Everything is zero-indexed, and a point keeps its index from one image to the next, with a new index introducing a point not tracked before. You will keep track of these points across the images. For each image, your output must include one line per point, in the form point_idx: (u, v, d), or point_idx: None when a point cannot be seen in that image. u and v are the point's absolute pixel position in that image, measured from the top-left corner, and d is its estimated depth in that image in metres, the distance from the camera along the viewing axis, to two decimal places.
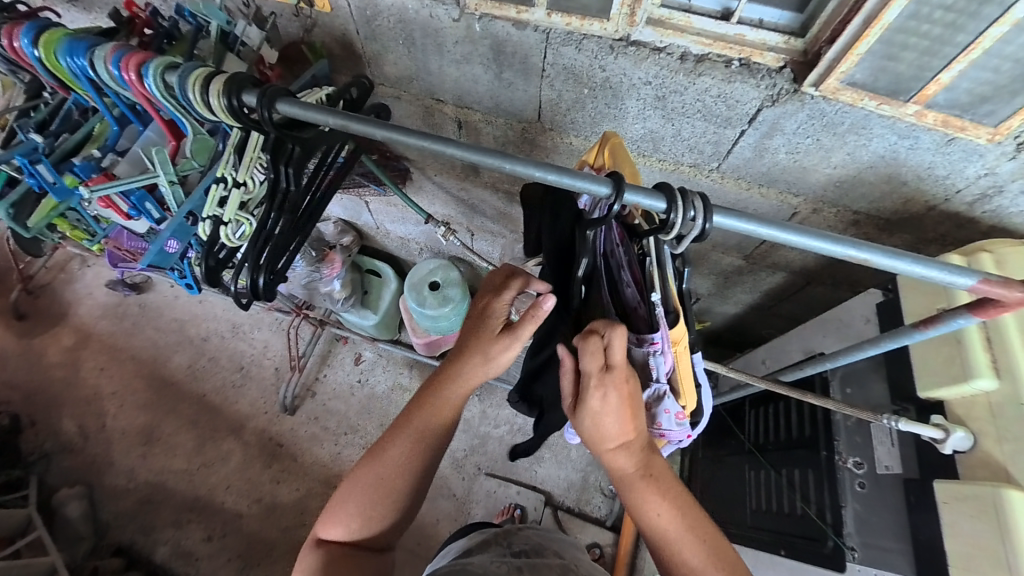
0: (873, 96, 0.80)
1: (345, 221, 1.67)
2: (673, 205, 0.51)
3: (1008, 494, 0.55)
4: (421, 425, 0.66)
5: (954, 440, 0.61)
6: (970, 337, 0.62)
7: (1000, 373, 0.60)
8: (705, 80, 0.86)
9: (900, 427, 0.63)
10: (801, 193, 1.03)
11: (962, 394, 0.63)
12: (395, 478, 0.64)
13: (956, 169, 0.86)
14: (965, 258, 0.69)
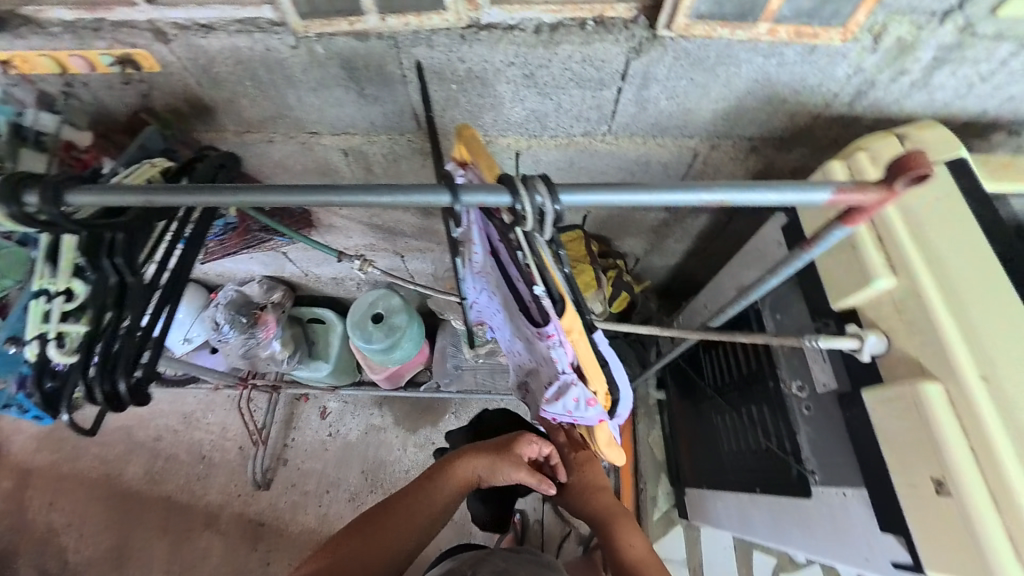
0: (723, 24, 0.79)
1: (269, 277, 1.57)
2: (516, 195, 0.47)
3: (925, 387, 0.52)
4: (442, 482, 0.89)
5: (869, 346, 0.59)
6: (861, 239, 0.62)
7: (891, 266, 0.59)
8: (565, 47, 0.84)
9: (818, 344, 0.61)
10: (694, 134, 1.03)
11: (867, 297, 0.61)
12: (407, 521, 0.82)
13: (826, 74, 0.87)
14: (844, 162, 0.69)
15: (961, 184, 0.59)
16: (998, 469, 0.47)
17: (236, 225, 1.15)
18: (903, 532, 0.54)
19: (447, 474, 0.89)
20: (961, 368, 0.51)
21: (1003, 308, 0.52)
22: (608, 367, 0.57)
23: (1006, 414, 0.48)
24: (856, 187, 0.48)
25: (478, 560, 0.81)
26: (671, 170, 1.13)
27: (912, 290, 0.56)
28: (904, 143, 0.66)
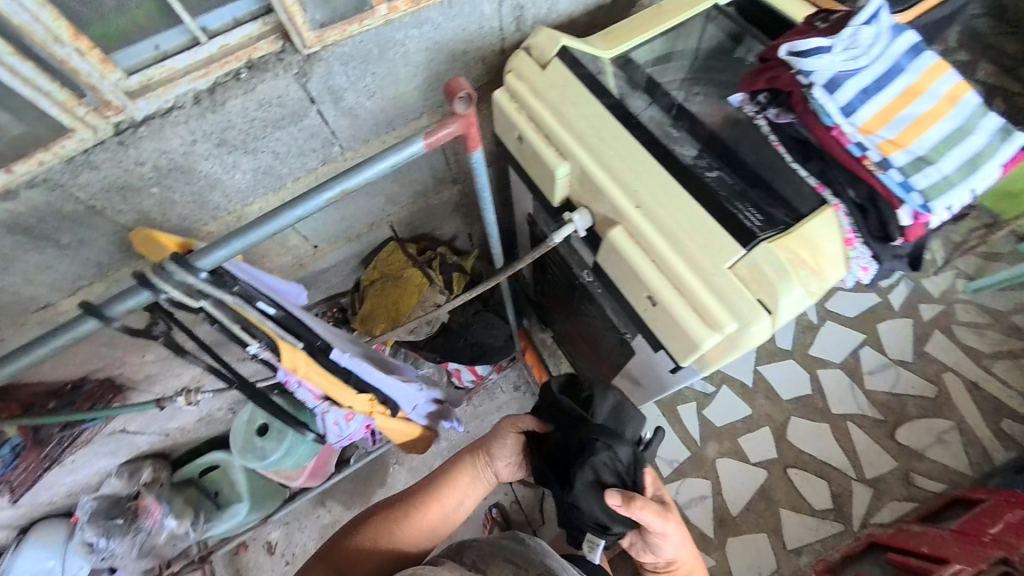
0: (350, 21, 0.82)
1: (126, 461, 1.35)
2: (155, 287, 0.49)
3: (609, 234, 0.64)
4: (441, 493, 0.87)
5: (580, 224, 0.71)
6: (536, 145, 0.72)
7: (562, 155, 0.71)
8: (234, 103, 0.82)
9: (555, 241, 0.73)
10: (419, 113, 1.08)
11: (565, 185, 0.72)
12: (415, 523, 0.82)
13: (477, 17, 0.96)
14: (506, 89, 0.78)
15: (571, 70, 0.72)
16: (663, 264, 0.60)
17: (23, 442, 1.02)
18: (659, 344, 0.67)
19: (450, 481, 0.88)
20: (619, 208, 0.64)
21: (629, 149, 0.65)
22: (355, 378, 0.70)
23: (652, 224, 0.61)
24: (430, 134, 0.61)
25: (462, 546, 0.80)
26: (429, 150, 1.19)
27: (577, 166, 0.69)
28: (531, 53, 0.76)
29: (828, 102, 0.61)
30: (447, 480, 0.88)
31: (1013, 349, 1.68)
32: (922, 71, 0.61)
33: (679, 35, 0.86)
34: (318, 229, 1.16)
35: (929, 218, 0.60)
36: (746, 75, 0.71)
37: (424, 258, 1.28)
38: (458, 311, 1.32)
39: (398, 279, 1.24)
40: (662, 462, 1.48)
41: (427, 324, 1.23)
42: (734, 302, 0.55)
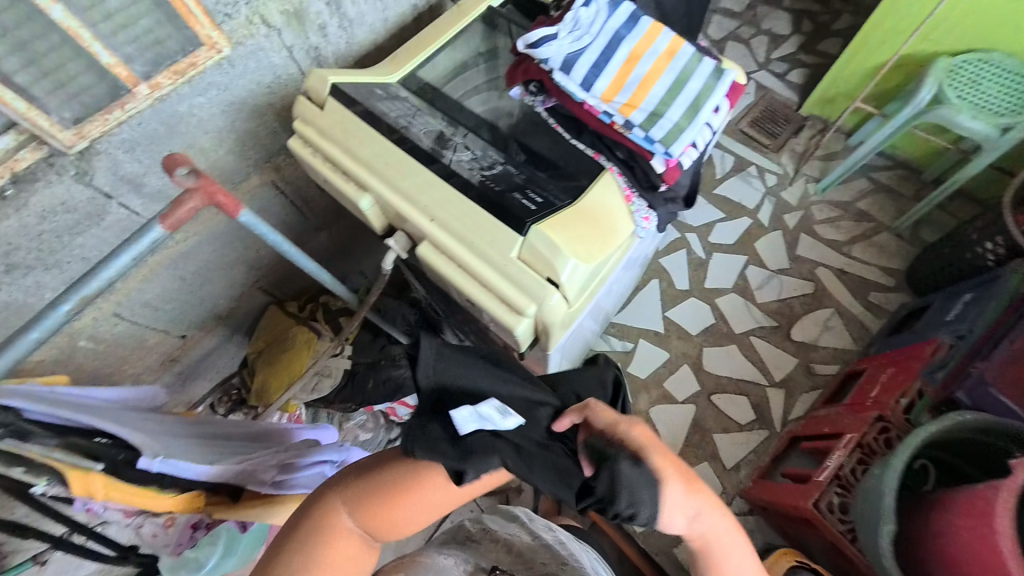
0: (110, 109, 0.78)
1: None
2: None
3: (418, 251, 0.66)
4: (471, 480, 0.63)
5: (400, 245, 0.72)
6: (337, 183, 0.73)
7: (361, 187, 0.72)
8: (8, 224, 0.75)
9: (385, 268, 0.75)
10: (242, 175, 1.06)
11: (376, 214, 0.74)
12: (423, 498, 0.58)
13: (265, 69, 0.95)
14: (299, 134, 0.78)
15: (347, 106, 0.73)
16: (468, 268, 0.62)
17: None
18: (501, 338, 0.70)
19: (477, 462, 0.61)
20: (419, 225, 0.66)
21: (415, 168, 0.67)
22: (170, 477, 0.65)
23: (450, 234, 0.63)
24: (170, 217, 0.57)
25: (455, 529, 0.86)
26: (273, 207, 1.16)
27: (376, 195, 0.70)
28: (310, 96, 0.77)
29: (568, 81, 0.69)
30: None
31: (863, 231, 1.91)
32: (639, 35, 0.69)
33: (458, 45, 0.91)
34: (178, 319, 1.10)
35: (680, 160, 0.68)
36: (508, 71, 0.77)
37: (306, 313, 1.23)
38: (363, 353, 1.32)
39: (284, 344, 1.20)
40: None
41: (326, 377, 1.26)
42: (530, 287, 0.59)
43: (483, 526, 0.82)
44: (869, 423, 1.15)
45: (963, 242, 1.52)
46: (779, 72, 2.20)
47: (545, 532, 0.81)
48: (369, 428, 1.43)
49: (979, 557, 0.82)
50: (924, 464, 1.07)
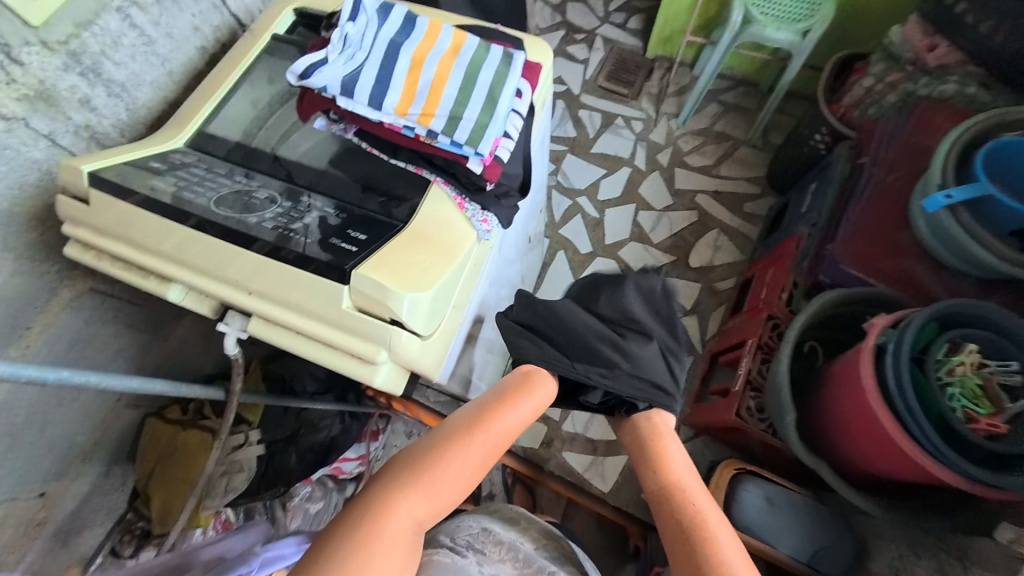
0: None
1: None
2: None
3: (251, 328, 0.65)
4: (481, 454, 0.72)
5: (237, 326, 0.68)
6: (145, 283, 0.68)
7: (167, 279, 0.68)
8: None
9: (233, 351, 0.73)
10: (45, 293, 0.92)
11: (197, 301, 0.69)
12: (446, 479, 0.68)
13: (25, 169, 0.81)
14: (80, 242, 0.70)
15: (120, 197, 0.65)
16: (306, 333, 0.62)
17: None
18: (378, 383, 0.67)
19: (482, 436, 0.74)
20: (240, 303, 0.64)
21: (216, 245, 0.63)
22: None
23: (273, 305, 0.62)
24: None
25: (449, 530, 0.85)
26: (102, 314, 1.04)
27: (183, 285, 0.67)
28: (72, 193, 0.68)
29: (354, 105, 0.64)
30: (471, 436, 0.73)
31: (726, 150, 2.03)
32: (416, 39, 0.66)
33: (250, 87, 0.82)
34: (26, 476, 0.96)
35: (496, 156, 0.66)
36: (298, 105, 0.71)
37: (190, 413, 1.21)
38: (273, 431, 1.29)
39: (174, 455, 1.18)
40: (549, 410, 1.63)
41: (236, 471, 1.23)
42: (377, 336, 0.60)
43: (486, 529, 0.84)
44: (764, 324, 1.27)
45: (799, 139, 1.62)
46: (619, 22, 2.27)
47: (538, 533, 0.90)
48: (318, 498, 1.36)
49: (862, 417, 0.92)
50: (813, 346, 1.21)
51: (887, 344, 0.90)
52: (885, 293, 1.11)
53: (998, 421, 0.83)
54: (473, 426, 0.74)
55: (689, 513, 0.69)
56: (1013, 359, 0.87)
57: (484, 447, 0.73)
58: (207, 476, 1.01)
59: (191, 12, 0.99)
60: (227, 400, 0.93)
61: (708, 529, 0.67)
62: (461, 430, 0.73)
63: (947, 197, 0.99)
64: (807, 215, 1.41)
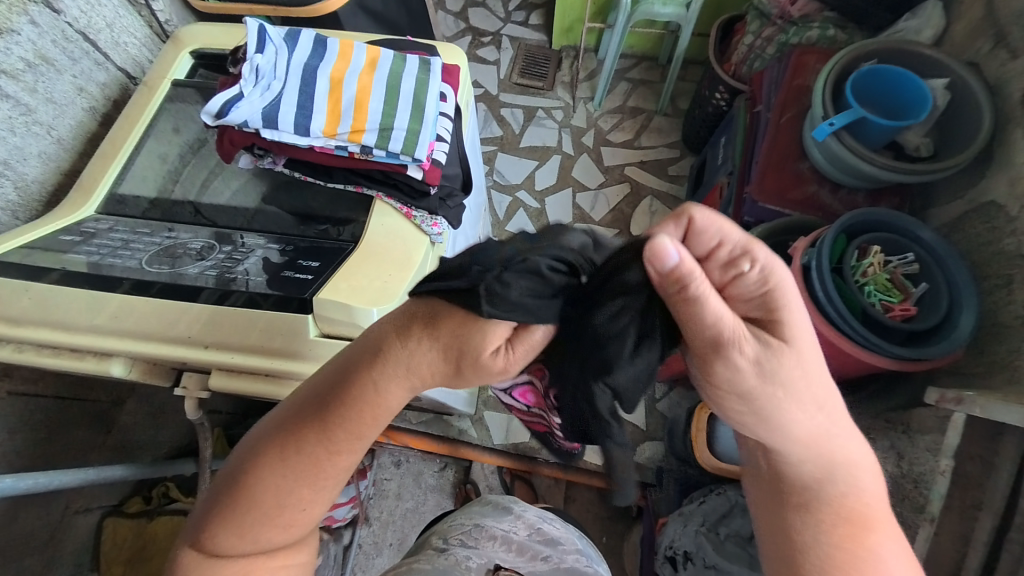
0: None
1: None
2: None
3: (212, 384, 0.61)
4: (322, 460, 0.50)
5: (197, 386, 0.64)
6: (80, 365, 0.62)
7: (106, 355, 0.62)
8: None
9: (199, 418, 0.70)
10: None
11: (144, 371, 0.63)
12: (286, 505, 0.50)
13: None
14: None
15: (31, 279, 0.60)
16: (275, 374, 0.60)
17: None
18: None
19: (324, 453, 0.49)
20: (194, 359, 0.60)
21: (153, 304, 0.59)
22: None
23: (233, 352, 0.59)
24: None
25: (446, 529, 0.91)
26: (28, 420, 0.92)
27: (126, 357, 0.61)
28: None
29: (280, 135, 0.63)
30: (304, 453, 0.49)
31: (642, 122, 2.16)
32: (330, 61, 0.66)
33: (155, 139, 0.78)
34: None
35: (433, 160, 0.68)
36: (217, 145, 0.68)
37: (156, 500, 1.13)
38: None
39: (144, 553, 1.06)
40: None
41: None
42: None
43: (479, 525, 0.88)
44: None
45: (703, 100, 1.76)
46: (521, 20, 2.35)
47: (535, 522, 0.91)
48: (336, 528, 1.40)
49: None
50: None
51: (811, 262, 1.01)
52: (799, 219, 1.24)
53: (909, 305, 0.97)
54: (311, 439, 0.49)
55: (843, 485, 0.49)
56: (908, 251, 1.01)
57: (322, 453, 0.49)
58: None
59: (70, 72, 0.92)
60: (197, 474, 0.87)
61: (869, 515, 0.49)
62: (297, 448, 0.49)
63: (831, 125, 1.13)
64: (724, 165, 1.54)
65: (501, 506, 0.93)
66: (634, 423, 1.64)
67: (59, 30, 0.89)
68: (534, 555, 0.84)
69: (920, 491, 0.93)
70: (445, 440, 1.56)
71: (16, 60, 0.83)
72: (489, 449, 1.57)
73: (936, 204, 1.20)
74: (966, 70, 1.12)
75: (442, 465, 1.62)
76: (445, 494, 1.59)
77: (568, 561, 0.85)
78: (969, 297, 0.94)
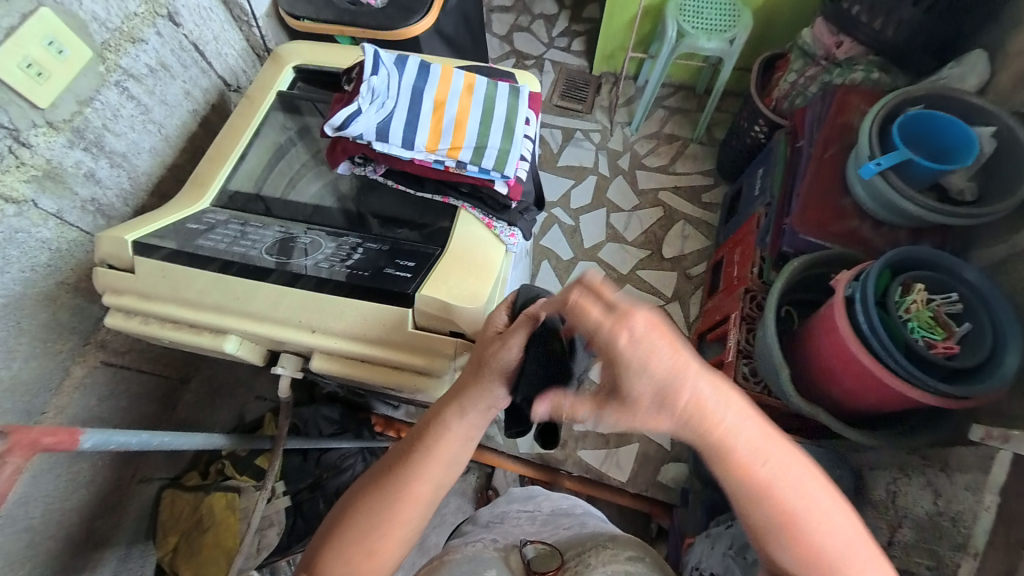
0: None
1: None
2: None
3: (313, 365, 0.68)
4: (441, 450, 0.64)
5: (292, 366, 0.72)
6: (196, 338, 0.70)
7: (221, 332, 0.69)
8: None
9: (285, 397, 0.76)
10: (59, 369, 0.91)
11: (251, 347, 0.71)
12: (387, 523, 0.62)
13: (40, 246, 0.83)
14: (120, 310, 0.71)
15: (159, 259, 0.69)
16: (370, 359, 0.68)
17: None
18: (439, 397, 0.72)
19: (412, 473, 0.63)
20: (302, 341, 0.67)
21: (268, 289, 0.67)
22: None
23: (336, 337, 0.67)
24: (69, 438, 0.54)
25: (478, 518, 1.08)
26: (114, 387, 1.02)
27: (238, 334, 0.69)
28: (110, 263, 0.70)
29: (389, 147, 0.71)
30: (430, 443, 0.64)
31: (678, 149, 2.22)
32: (433, 83, 0.74)
33: (259, 144, 0.87)
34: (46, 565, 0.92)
35: (518, 176, 0.74)
36: (327, 152, 0.76)
37: (214, 476, 1.19)
38: (296, 481, 1.28)
39: (200, 524, 1.12)
40: None
41: (269, 527, 1.19)
42: (438, 351, 0.67)
43: (501, 513, 1.04)
44: (743, 297, 1.42)
45: (742, 131, 1.82)
46: (564, 45, 2.46)
47: (558, 501, 1.08)
48: None
49: (843, 358, 1.06)
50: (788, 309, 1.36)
51: (854, 294, 1.05)
52: (839, 252, 1.28)
53: (951, 343, 0.99)
54: (403, 465, 0.64)
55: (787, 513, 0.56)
56: (951, 290, 1.04)
57: (450, 443, 0.64)
58: (253, 533, 0.99)
59: (182, 78, 1.02)
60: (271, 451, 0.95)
61: (731, 453, 0.54)
62: (391, 475, 0.64)
63: (878, 165, 1.17)
64: (763, 195, 1.59)
65: (529, 493, 1.13)
66: (659, 442, 1.67)
67: (177, 41, 0.99)
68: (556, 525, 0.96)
69: (958, 529, 0.93)
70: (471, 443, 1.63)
71: (143, 65, 0.93)
72: (514, 453, 1.63)
73: (978, 246, 1.23)
74: (1013, 120, 1.16)
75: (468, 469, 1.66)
76: (468, 498, 1.62)
77: (586, 528, 0.91)
78: (1015, 339, 0.96)
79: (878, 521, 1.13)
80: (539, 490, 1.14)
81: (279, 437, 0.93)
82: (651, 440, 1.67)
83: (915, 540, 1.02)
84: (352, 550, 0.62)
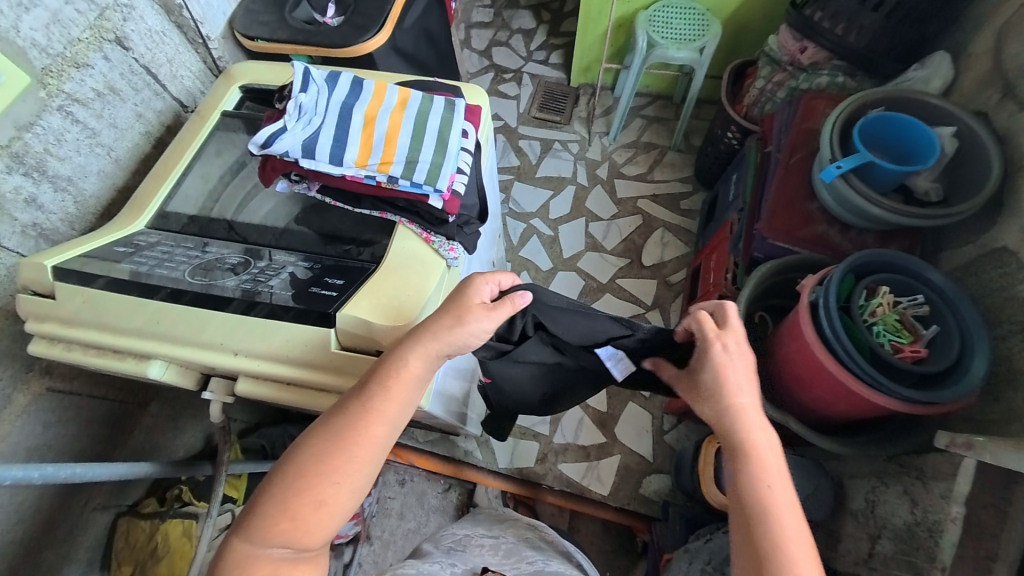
0: None
1: None
2: None
3: (238, 390, 0.67)
4: (397, 390, 0.60)
5: (221, 391, 0.71)
6: (119, 364, 0.69)
7: (145, 357, 0.69)
8: None
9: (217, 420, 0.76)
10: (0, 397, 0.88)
11: (173, 373, 0.70)
12: (334, 478, 0.55)
13: None
14: (44, 336, 0.70)
15: (83, 284, 0.67)
16: (295, 382, 0.66)
17: None
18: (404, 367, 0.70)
19: (366, 415, 0.58)
20: (223, 364, 0.66)
21: (188, 313, 0.66)
22: None
23: (260, 360, 0.66)
24: None
25: (440, 537, 1.00)
26: (64, 415, 0.99)
27: (162, 359, 0.68)
28: (35, 290, 0.69)
29: (317, 164, 0.70)
30: (387, 383, 0.60)
31: (656, 157, 2.21)
32: (365, 100, 0.73)
33: (203, 163, 0.86)
34: None
35: (454, 190, 0.73)
36: (260, 171, 0.75)
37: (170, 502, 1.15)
38: None
39: (155, 554, 1.08)
40: (538, 426, 1.66)
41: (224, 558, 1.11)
42: (366, 371, 0.66)
43: (467, 535, 0.98)
44: None
45: (716, 137, 1.82)
46: (542, 58, 2.48)
47: (527, 526, 1.02)
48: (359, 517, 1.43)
49: (808, 363, 1.04)
50: (762, 315, 1.34)
51: (818, 299, 1.03)
52: (808, 258, 1.26)
53: (919, 346, 0.97)
54: (359, 405, 0.59)
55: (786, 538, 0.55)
56: (918, 293, 1.02)
57: (405, 385, 0.60)
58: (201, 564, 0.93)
59: (132, 101, 1.01)
60: (214, 476, 0.91)
61: (754, 451, 0.60)
62: (344, 421, 0.58)
63: (838, 167, 1.16)
64: (736, 201, 1.58)
65: (496, 517, 1.05)
66: (641, 454, 1.62)
67: (127, 65, 0.99)
68: (523, 550, 0.92)
69: (934, 539, 0.89)
70: (448, 459, 1.57)
71: (89, 89, 0.92)
72: (489, 470, 1.57)
73: (948, 247, 1.20)
74: (973, 121, 1.15)
75: (446, 487, 1.61)
76: (447, 516, 1.57)
77: (551, 566, 0.86)
78: (981, 341, 0.93)
79: (859, 533, 1.09)
80: (505, 512, 1.09)
81: (224, 462, 0.91)
82: (633, 452, 1.63)
83: (894, 552, 0.97)
84: (293, 511, 0.54)
